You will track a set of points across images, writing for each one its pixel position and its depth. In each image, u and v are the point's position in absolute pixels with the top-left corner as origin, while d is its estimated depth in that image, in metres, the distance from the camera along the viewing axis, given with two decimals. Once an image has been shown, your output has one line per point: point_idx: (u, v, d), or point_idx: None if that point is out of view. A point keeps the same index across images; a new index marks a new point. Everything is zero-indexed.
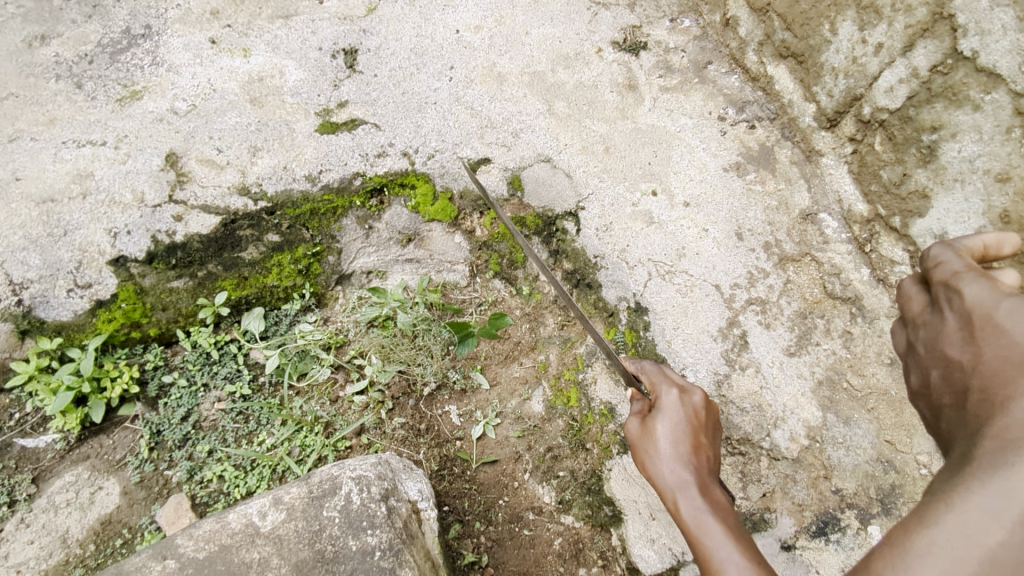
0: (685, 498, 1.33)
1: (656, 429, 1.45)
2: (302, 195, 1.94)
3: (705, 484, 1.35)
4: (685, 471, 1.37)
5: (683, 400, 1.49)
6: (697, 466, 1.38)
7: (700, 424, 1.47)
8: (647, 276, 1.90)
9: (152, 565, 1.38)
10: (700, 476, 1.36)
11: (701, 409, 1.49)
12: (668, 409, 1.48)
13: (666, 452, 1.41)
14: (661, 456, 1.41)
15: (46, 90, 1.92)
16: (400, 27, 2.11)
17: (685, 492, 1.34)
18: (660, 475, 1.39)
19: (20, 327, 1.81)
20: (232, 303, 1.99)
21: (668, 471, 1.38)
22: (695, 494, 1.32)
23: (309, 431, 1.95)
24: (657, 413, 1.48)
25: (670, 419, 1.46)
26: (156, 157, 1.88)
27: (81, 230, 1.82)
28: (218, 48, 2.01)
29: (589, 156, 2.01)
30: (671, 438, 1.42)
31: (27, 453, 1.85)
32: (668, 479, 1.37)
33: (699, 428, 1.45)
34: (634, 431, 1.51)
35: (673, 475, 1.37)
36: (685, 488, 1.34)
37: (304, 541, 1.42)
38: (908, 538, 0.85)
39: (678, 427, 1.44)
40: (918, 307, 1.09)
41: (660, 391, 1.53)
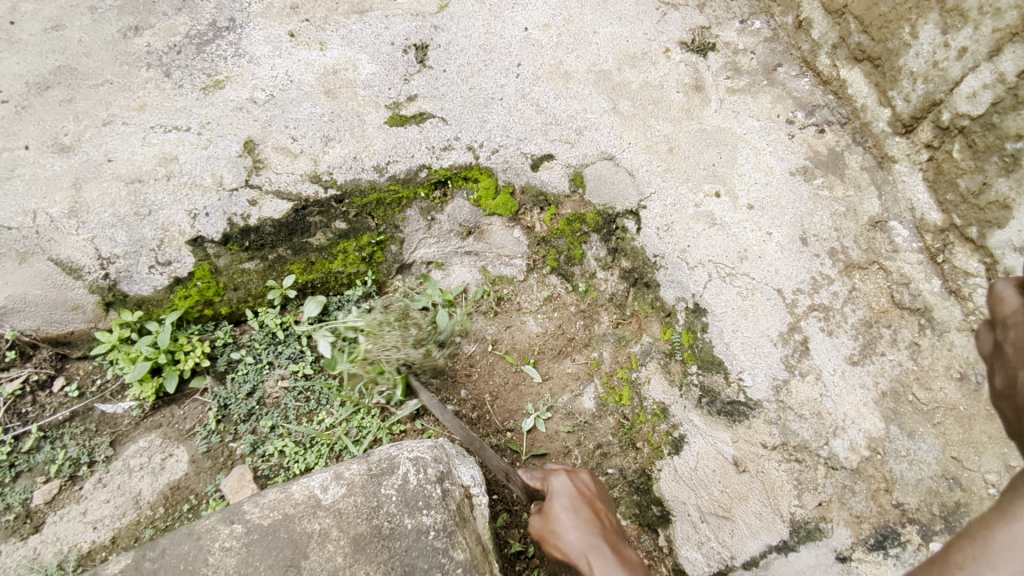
0: (596, 562, 1.45)
1: (554, 512, 1.58)
2: (369, 185, 1.99)
3: (608, 549, 1.47)
4: (588, 531, 1.51)
5: (570, 479, 1.64)
6: (599, 527, 1.53)
7: (590, 494, 1.62)
8: (707, 277, 1.88)
9: (220, 528, 1.44)
10: (605, 538, 1.50)
11: (587, 483, 1.65)
12: (558, 490, 1.62)
13: (567, 523, 1.54)
14: (563, 530, 1.54)
15: (137, 77, 2.03)
16: (470, 25, 2.15)
17: (591, 559, 1.46)
18: (568, 546, 1.51)
19: (106, 299, 1.91)
20: (299, 286, 2.08)
21: (573, 540, 1.51)
22: (600, 556, 1.45)
23: (366, 414, 2.01)
24: (551, 501, 1.60)
25: (562, 497, 1.60)
26: (234, 144, 1.97)
27: (164, 210, 1.91)
28: (296, 41, 2.10)
29: (653, 155, 2.00)
30: (566, 509, 1.57)
31: (106, 417, 1.97)
32: (575, 545, 1.50)
33: (591, 499, 1.61)
34: (540, 528, 1.61)
35: (579, 542, 1.50)
36: (592, 551, 1.47)
37: (363, 516, 1.47)
38: (990, 534, 0.86)
39: (571, 501, 1.59)
40: (1010, 308, 1.00)
41: (549, 477, 1.66)
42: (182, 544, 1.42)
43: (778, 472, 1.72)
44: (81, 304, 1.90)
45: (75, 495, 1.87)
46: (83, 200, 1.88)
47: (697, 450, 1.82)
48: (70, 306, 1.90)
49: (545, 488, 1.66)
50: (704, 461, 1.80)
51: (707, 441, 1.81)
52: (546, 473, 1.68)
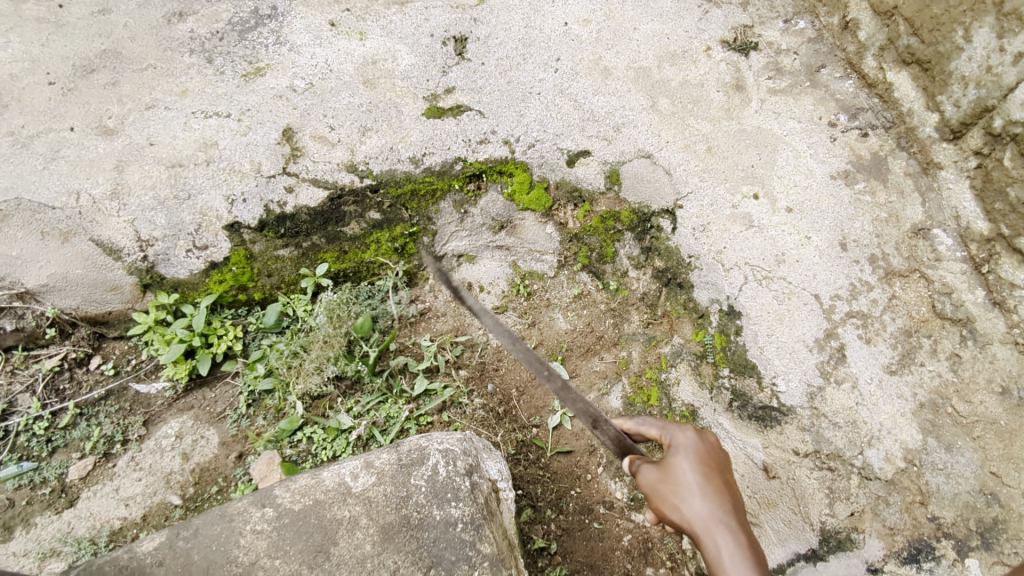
0: (721, 543, 1.30)
1: (677, 472, 1.40)
2: (404, 175, 2.00)
3: (733, 528, 1.33)
4: (716, 502, 1.36)
5: (699, 439, 1.47)
6: (726, 498, 1.37)
7: (718, 462, 1.45)
8: (743, 279, 1.86)
9: (252, 511, 1.46)
10: (735, 517, 1.35)
11: (715, 447, 1.48)
12: (684, 446, 1.45)
13: (695, 487, 1.37)
14: (685, 495, 1.37)
15: (181, 63, 2.06)
16: (509, 18, 2.16)
17: (716, 535, 1.31)
18: (689, 511, 1.35)
19: (143, 280, 1.94)
20: (331, 274, 2.11)
21: (696, 507, 1.35)
22: (724, 535, 1.31)
23: (394, 403, 2.00)
24: (674, 457, 1.43)
25: (689, 456, 1.43)
26: (273, 131, 1.99)
27: (203, 195, 1.93)
28: (337, 31, 2.12)
29: (691, 154, 1.98)
30: (695, 473, 1.39)
31: (140, 397, 2.00)
32: (698, 515, 1.34)
33: (718, 466, 1.44)
34: (650, 482, 1.43)
35: (705, 511, 1.34)
36: (716, 527, 1.32)
37: (392, 505, 1.48)
38: None
39: (699, 462, 1.42)
40: None
41: (672, 433, 1.50)
42: (214, 525, 1.44)
43: (810, 480, 1.69)
44: (120, 285, 1.94)
45: (108, 472, 1.90)
46: (125, 182, 1.91)
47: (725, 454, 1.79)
48: (110, 287, 1.93)
49: (668, 443, 1.49)
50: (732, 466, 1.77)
51: (736, 446, 1.78)
52: (668, 428, 1.52)
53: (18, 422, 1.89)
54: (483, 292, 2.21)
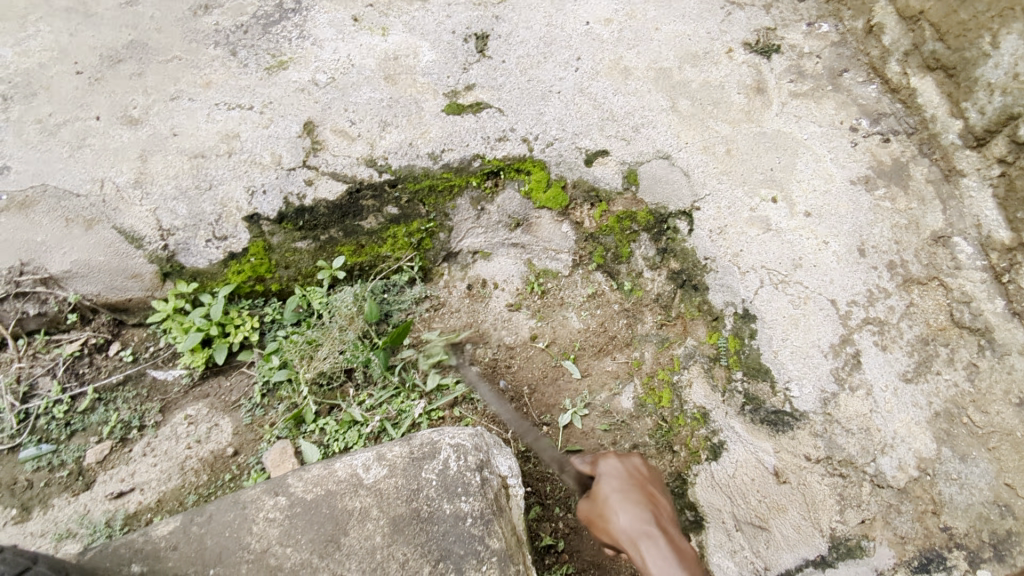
0: (648, 550, 1.39)
1: (606, 494, 1.52)
2: (423, 171, 2.01)
3: (662, 537, 1.41)
4: (642, 514, 1.45)
5: (622, 461, 1.60)
6: (652, 511, 1.47)
7: (643, 478, 1.57)
8: (759, 283, 1.85)
9: (265, 499, 1.48)
10: (659, 526, 1.44)
11: (641, 468, 1.59)
12: (608, 472, 1.58)
13: (619, 504, 1.48)
14: (614, 513, 1.47)
15: (205, 55, 2.08)
16: (531, 16, 2.17)
17: (643, 544, 1.40)
18: (618, 529, 1.45)
19: (164, 269, 1.96)
20: (348, 267, 2.11)
21: (623, 522, 1.45)
22: (652, 544, 1.40)
23: (406, 398, 2.01)
24: (602, 483, 1.55)
25: (612, 478, 1.56)
26: (295, 124, 2.01)
27: (223, 186, 1.96)
28: (360, 26, 2.15)
29: (709, 157, 1.98)
30: (618, 493, 1.51)
31: (157, 384, 2.03)
32: (626, 529, 1.44)
33: (643, 485, 1.55)
34: (587, 510, 1.55)
35: (632, 525, 1.44)
36: (645, 537, 1.41)
37: (403, 498, 1.49)
38: None
39: (623, 484, 1.54)
40: None
41: (598, 460, 1.63)
42: (228, 511, 1.47)
43: (821, 486, 1.68)
44: (140, 272, 1.95)
45: (124, 457, 1.93)
46: (148, 172, 1.95)
47: (736, 458, 1.78)
48: (130, 274, 1.95)
49: (595, 471, 1.61)
50: (743, 469, 1.76)
51: (748, 449, 1.77)
52: (593, 457, 1.65)
53: (38, 405, 1.93)
54: (497, 289, 2.21)
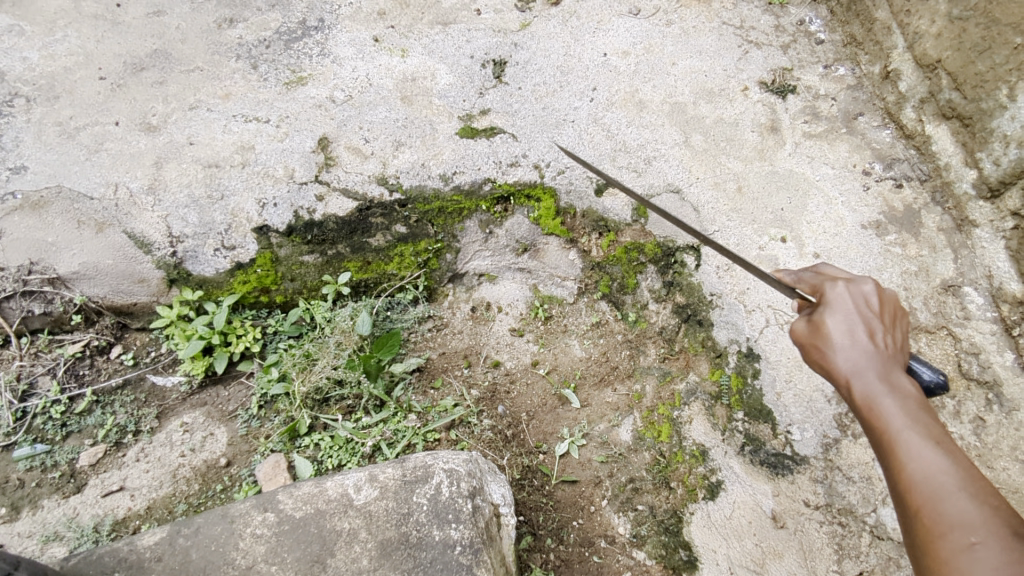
0: (862, 389, 1.14)
1: (825, 325, 1.23)
2: (434, 192, 2.02)
3: (891, 368, 1.14)
4: (859, 348, 1.18)
5: (851, 290, 1.25)
6: (874, 347, 1.17)
7: (877, 312, 1.21)
8: (764, 322, 1.82)
9: (253, 514, 1.46)
10: (884, 367, 1.15)
11: (875, 296, 1.23)
12: (834, 301, 1.25)
13: (836, 336, 1.20)
14: (829, 344, 1.21)
15: (226, 67, 2.13)
16: (550, 45, 2.20)
17: (861, 382, 1.14)
18: (829, 362, 1.20)
19: (170, 275, 1.97)
20: (353, 283, 2.11)
21: (839, 355, 1.19)
22: (872, 377, 1.14)
23: (403, 418, 1.97)
24: (822, 306, 1.26)
25: (835, 306, 1.24)
26: (310, 139, 2.04)
27: (235, 197, 1.98)
28: (380, 46, 2.18)
29: (720, 193, 1.97)
30: (833, 322, 1.22)
31: (156, 389, 2.03)
32: (838, 361, 1.19)
33: (873, 318, 1.21)
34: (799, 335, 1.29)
35: (846, 359, 1.18)
36: (868, 372, 1.15)
37: (392, 521, 1.47)
38: None
39: (850, 318, 1.21)
40: None
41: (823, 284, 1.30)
42: (216, 525, 1.45)
43: (818, 534, 1.64)
44: (146, 277, 1.96)
45: (117, 461, 1.92)
46: (161, 178, 1.97)
47: (734, 498, 1.75)
48: (137, 279, 1.96)
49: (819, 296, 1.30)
50: (739, 511, 1.73)
51: (746, 491, 1.74)
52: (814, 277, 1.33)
53: (36, 404, 1.92)
54: (501, 312, 2.21)
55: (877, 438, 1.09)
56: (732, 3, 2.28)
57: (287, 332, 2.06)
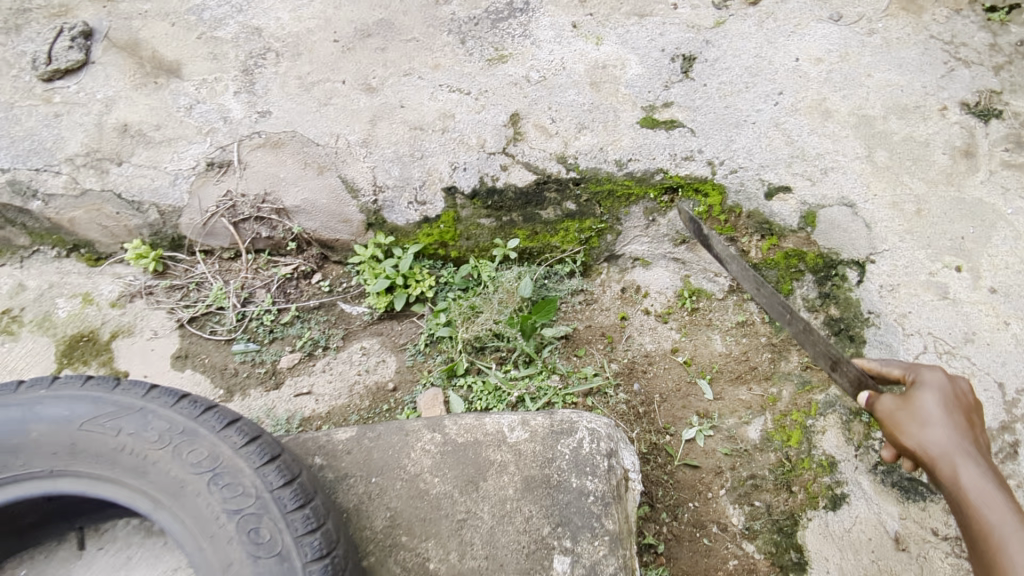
0: (965, 475, 1.26)
1: (923, 405, 1.34)
2: (607, 175, 2.17)
3: (988, 464, 1.28)
4: (961, 437, 1.30)
5: (952, 380, 1.38)
6: (974, 440, 1.30)
7: (969, 407, 1.36)
8: (923, 348, 1.79)
9: (423, 432, 1.71)
10: (980, 455, 1.29)
11: (969, 394, 1.37)
12: (933, 383, 1.37)
13: (940, 422, 1.32)
14: (932, 427, 1.32)
15: (439, 40, 2.38)
16: (741, 45, 2.24)
17: (964, 466, 1.27)
18: (927, 443, 1.31)
19: (369, 220, 2.28)
20: (520, 250, 2.31)
21: (938, 437, 1.30)
22: (974, 468, 1.27)
23: (547, 378, 2.16)
24: (919, 388, 1.38)
25: (936, 390, 1.36)
26: (503, 114, 2.25)
27: (432, 157, 2.25)
28: (577, 33, 2.33)
29: (896, 214, 1.95)
30: (942, 410, 1.33)
31: (344, 315, 2.34)
32: (940, 444, 1.30)
33: (970, 411, 1.35)
34: (884, 411, 1.41)
35: (946, 444, 1.30)
36: (967, 461, 1.27)
37: (538, 462, 1.66)
38: None
39: (950, 404, 1.34)
40: None
41: (920, 367, 1.42)
42: (393, 435, 1.71)
43: (943, 564, 1.72)
44: (350, 218, 2.28)
45: (308, 369, 2.25)
46: (375, 135, 2.28)
47: (857, 513, 1.82)
48: (342, 219, 2.28)
49: (912, 377, 1.41)
50: (860, 526, 1.80)
51: (871, 508, 1.81)
52: (910, 365, 1.46)
53: (253, 310, 2.30)
54: (650, 298, 2.33)
55: (981, 531, 1.21)
56: (945, 16, 2.20)
57: (456, 284, 2.29)
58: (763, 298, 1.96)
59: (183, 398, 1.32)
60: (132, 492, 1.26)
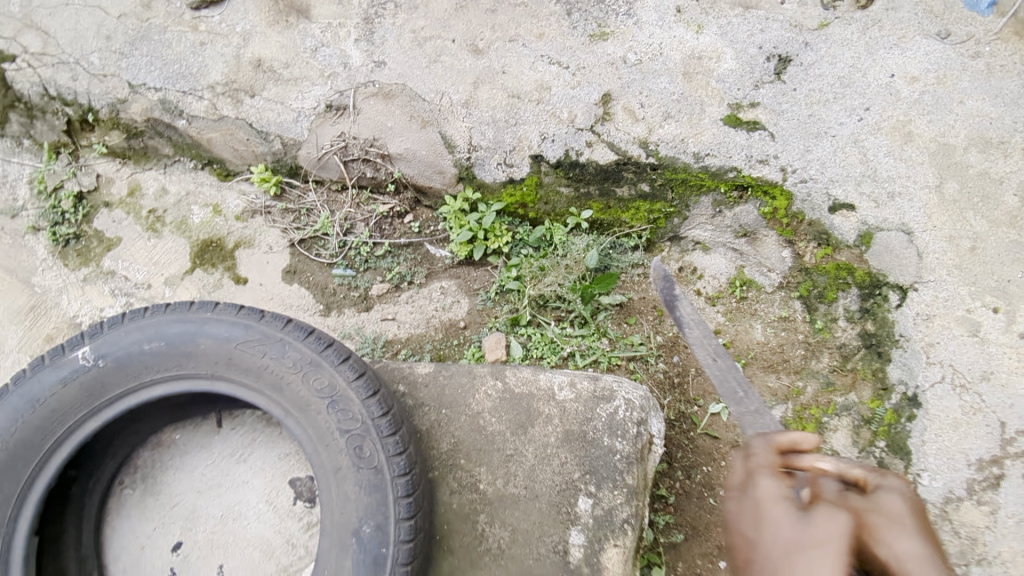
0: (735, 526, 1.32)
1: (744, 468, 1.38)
2: (683, 166, 2.34)
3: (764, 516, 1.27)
4: (740, 481, 1.36)
5: (762, 444, 1.38)
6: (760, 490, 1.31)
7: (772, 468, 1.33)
8: (940, 378, 2.02)
9: (487, 378, 2.05)
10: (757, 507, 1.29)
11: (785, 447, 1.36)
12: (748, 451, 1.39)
13: (733, 473, 1.39)
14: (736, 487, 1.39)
15: (546, 8, 2.47)
16: (839, 52, 2.27)
17: (747, 540, 1.28)
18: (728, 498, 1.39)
19: (461, 174, 2.54)
20: (591, 220, 2.54)
21: (726, 496, 1.38)
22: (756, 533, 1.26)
23: (597, 339, 2.47)
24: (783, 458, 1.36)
25: (749, 454, 1.38)
26: (595, 93, 2.40)
27: (524, 125, 2.44)
28: (680, 18, 2.38)
29: (951, 247, 2.06)
30: (735, 470, 1.38)
31: (429, 255, 2.67)
32: (727, 495, 1.38)
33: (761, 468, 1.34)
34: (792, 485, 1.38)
35: (731, 491, 1.37)
36: (742, 522, 1.30)
37: (579, 420, 1.99)
38: None
39: (751, 467, 1.36)
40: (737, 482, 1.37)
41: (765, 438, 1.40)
42: (463, 376, 2.05)
43: None
44: (444, 170, 2.55)
45: (394, 298, 2.62)
46: (476, 97, 2.47)
47: None
48: (437, 170, 2.55)
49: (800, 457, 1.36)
50: None
51: None
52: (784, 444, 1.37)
53: (353, 240, 2.66)
54: (704, 280, 2.54)
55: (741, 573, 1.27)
56: None
57: (530, 243, 2.57)
58: (714, 371, 1.80)
59: (311, 334, 1.66)
60: (269, 401, 1.62)
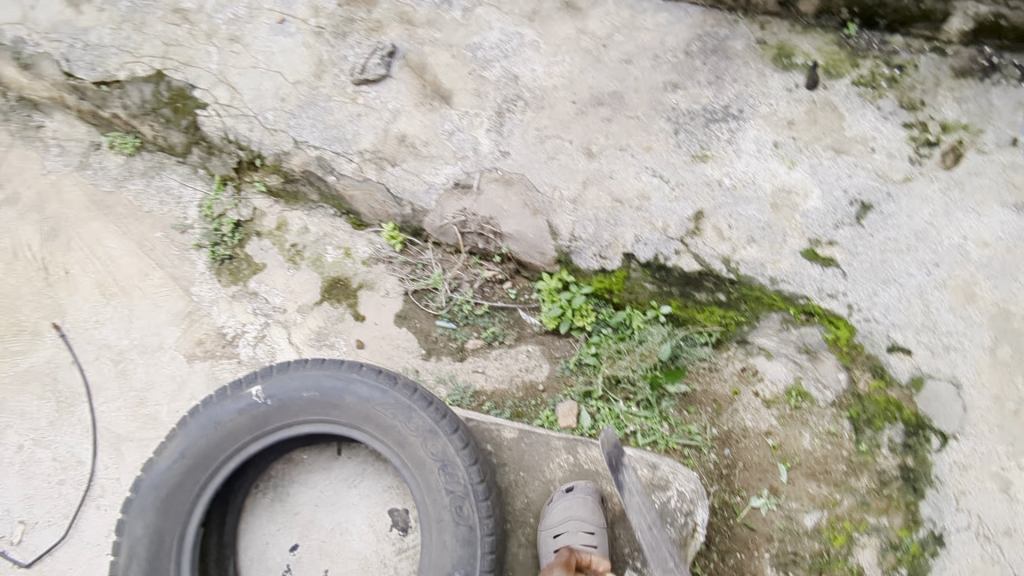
0: None
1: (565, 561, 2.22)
2: (760, 286, 2.64)
3: None
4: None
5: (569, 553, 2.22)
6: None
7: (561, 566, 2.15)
8: (967, 525, 2.35)
9: (565, 452, 2.46)
10: None
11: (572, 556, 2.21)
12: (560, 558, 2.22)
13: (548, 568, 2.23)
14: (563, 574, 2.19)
15: (657, 124, 2.81)
16: (920, 207, 2.54)
17: None
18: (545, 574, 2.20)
19: (559, 258, 2.90)
20: (669, 314, 2.85)
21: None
22: None
23: (659, 423, 2.77)
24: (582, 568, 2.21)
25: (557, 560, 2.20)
26: (689, 208, 2.72)
27: (622, 226, 2.78)
28: (777, 152, 2.68)
29: (996, 407, 2.38)
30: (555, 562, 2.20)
31: (522, 321, 3.04)
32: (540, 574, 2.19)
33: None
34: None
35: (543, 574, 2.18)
36: None
37: (634, 503, 2.37)
38: None
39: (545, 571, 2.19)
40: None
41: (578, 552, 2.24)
42: (543, 447, 2.46)
43: None
44: (544, 251, 2.90)
45: (486, 353, 2.99)
46: (583, 196, 2.83)
47: None
48: (539, 250, 2.91)
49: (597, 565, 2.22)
50: None
51: None
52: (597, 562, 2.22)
53: (459, 298, 3.06)
54: (762, 383, 2.74)
55: None
56: None
57: (610, 326, 2.89)
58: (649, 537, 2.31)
59: (432, 406, 2.14)
60: (394, 454, 2.12)
